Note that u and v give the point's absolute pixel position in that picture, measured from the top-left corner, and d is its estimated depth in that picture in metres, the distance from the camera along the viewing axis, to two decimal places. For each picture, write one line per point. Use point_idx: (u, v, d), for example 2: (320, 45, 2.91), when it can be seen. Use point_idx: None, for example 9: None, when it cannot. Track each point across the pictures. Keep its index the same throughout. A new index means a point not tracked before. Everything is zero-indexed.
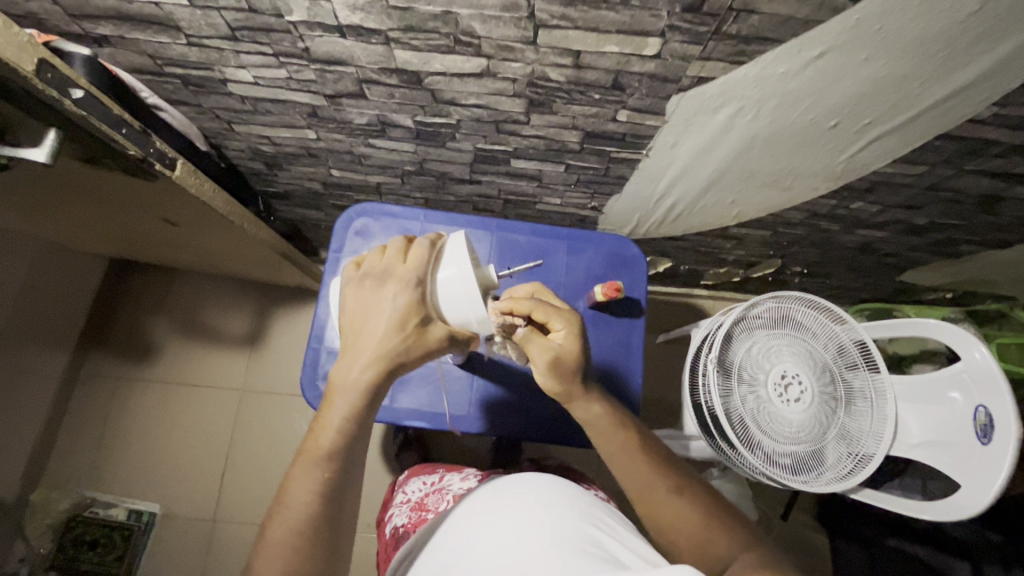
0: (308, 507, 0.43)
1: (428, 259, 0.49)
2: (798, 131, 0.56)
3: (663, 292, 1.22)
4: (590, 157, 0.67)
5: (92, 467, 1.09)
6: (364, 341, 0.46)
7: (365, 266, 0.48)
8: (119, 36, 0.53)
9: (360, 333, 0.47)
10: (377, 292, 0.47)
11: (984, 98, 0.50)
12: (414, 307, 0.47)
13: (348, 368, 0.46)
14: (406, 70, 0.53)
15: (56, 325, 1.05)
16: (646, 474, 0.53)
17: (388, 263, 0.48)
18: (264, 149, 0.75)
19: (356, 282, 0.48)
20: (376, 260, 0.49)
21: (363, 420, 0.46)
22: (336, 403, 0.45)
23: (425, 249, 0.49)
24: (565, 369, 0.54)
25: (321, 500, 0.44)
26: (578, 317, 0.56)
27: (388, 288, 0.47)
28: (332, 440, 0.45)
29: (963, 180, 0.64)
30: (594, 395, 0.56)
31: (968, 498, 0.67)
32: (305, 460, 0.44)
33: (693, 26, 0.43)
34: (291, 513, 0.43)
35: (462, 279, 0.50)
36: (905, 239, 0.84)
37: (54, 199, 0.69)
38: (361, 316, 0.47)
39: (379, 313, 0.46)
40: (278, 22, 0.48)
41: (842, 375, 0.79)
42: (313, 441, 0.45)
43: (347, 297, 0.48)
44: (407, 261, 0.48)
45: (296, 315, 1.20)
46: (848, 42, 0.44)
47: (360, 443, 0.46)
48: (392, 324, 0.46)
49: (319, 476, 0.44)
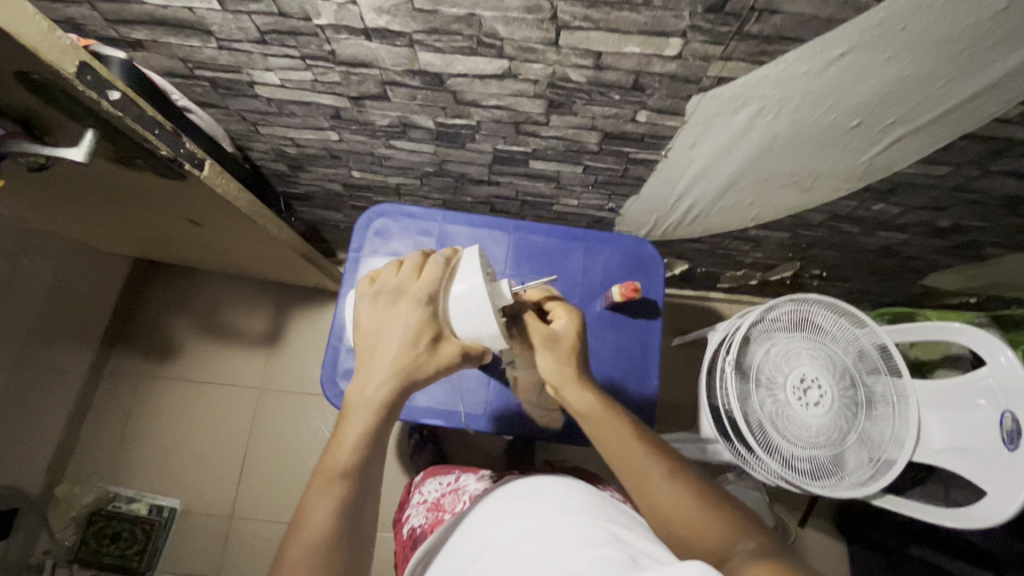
0: (325, 526, 0.43)
1: (441, 277, 0.50)
2: (821, 132, 0.56)
3: (678, 294, 1.21)
4: (608, 158, 0.68)
5: (115, 463, 1.12)
6: (379, 358, 0.47)
7: (380, 283, 0.50)
8: (153, 40, 0.55)
9: (375, 351, 0.48)
10: (391, 309, 0.49)
11: (1012, 97, 0.49)
12: (426, 324, 0.48)
13: (363, 385, 0.47)
14: (429, 72, 0.54)
15: (83, 323, 1.08)
16: (639, 459, 0.52)
17: (402, 280, 0.50)
18: (288, 151, 0.77)
19: (370, 298, 0.50)
20: (390, 277, 0.50)
21: (379, 436, 0.47)
22: (353, 419, 0.46)
23: (438, 266, 0.50)
24: (563, 349, 0.58)
25: (339, 518, 0.44)
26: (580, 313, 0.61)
27: (401, 305, 0.49)
28: (349, 456, 0.45)
29: (988, 181, 0.63)
30: (588, 383, 0.57)
31: (996, 505, 0.65)
32: (322, 478, 0.45)
33: (715, 26, 0.44)
34: (309, 532, 0.43)
35: (474, 293, 0.50)
36: (927, 241, 0.83)
37: (86, 199, 0.71)
38: (375, 334, 0.48)
39: (393, 330, 0.48)
40: (306, 26, 0.49)
41: (862, 379, 0.78)
42: (329, 459, 0.45)
43: (362, 314, 0.50)
44: (420, 279, 0.50)
45: (314, 315, 1.21)
46: (872, 41, 0.44)
47: (377, 460, 0.46)
48: (406, 341, 0.48)
49: (336, 493, 0.44)
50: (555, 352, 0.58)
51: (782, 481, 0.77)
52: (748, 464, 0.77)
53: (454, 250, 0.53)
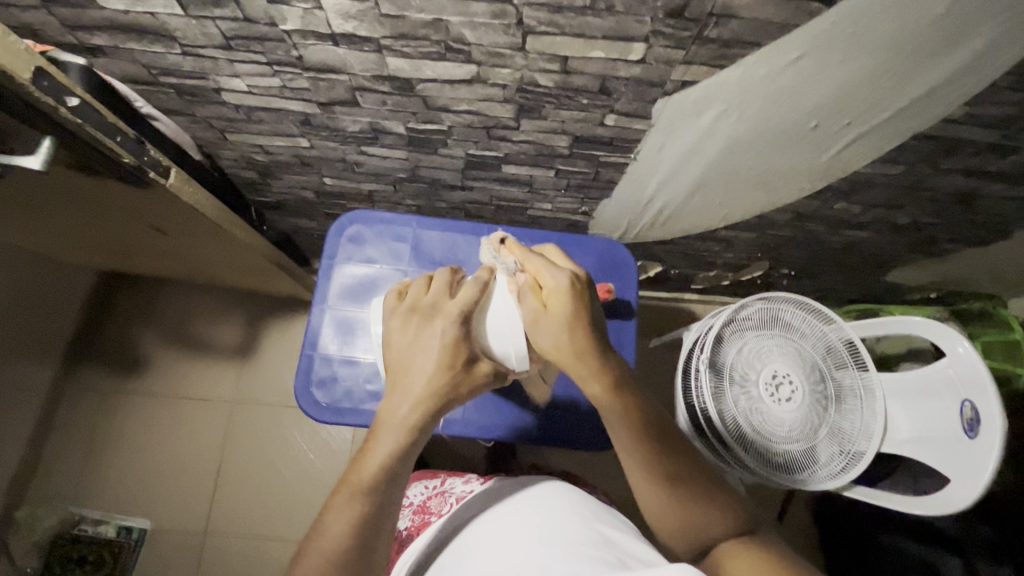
0: (342, 538, 0.43)
1: (477, 300, 0.52)
2: (781, 133, 0.58)
3: (653, 297, 1.23)
4: (579, 161, 0.69)
5: (80, 483, 1.08)
6: (413, 377, 0.48)
7: (413, 301, 0.51)
8: (114, 46, 0.54)
9: (409, 370, 0.48)
10: (425, 329, 0.50)
11: (958, 97, 0.52)
12: (461, 344, 0.49)
13: (397, 405, 0.47)
14: (398, 77, 0.54)
15: (44, 340, 1.04)
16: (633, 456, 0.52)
17: (436, 298, 0.51)
18: (258, 158, 0.76)
19: (403, 317, 0.51)
20: (423, 296, 0.52)
21: (407, 457, 0.47)
22: (386, 438, 0.47)
23: (476, 289, 0.52)
24: (548, 326, 0.51)
25: (356, 532, 0.44)
26: (574, 278, 0.52)
27: (436, 323, 0.50)
28: (376, 474, 0.45)
29: (942, 179, 0.66)
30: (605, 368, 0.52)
31: (958, 492, 0.67)
32: (347, 491, 0.45)
33: (675, 31, 0.45)
34: (325, 542, 0.43)
35: (511, 312, 0.54)
36: (888, 238, 0.86)
37: (46, 210, 0.69)
38: (409, 353, 0.49)
39: (428, 349, 0.49)
40: (272, 31, 0.49)
41: (831, 374, 0.80)
42: (355, 474, 0.46)
43: (395, 332, 0.51)
44: (454, 298, 0.51)
45: (288, 326, 1.19)
46: (825, 44, 0.46)
47: (403, 478, 0.47)
48: (442, 361, 0.48)
49: (359, 507, 0.44)
50: (541, 331, 0.52)
51: (756, 476, 0.78)
52: (722, 460, 0.79)
53: (489, 269, 0.56)
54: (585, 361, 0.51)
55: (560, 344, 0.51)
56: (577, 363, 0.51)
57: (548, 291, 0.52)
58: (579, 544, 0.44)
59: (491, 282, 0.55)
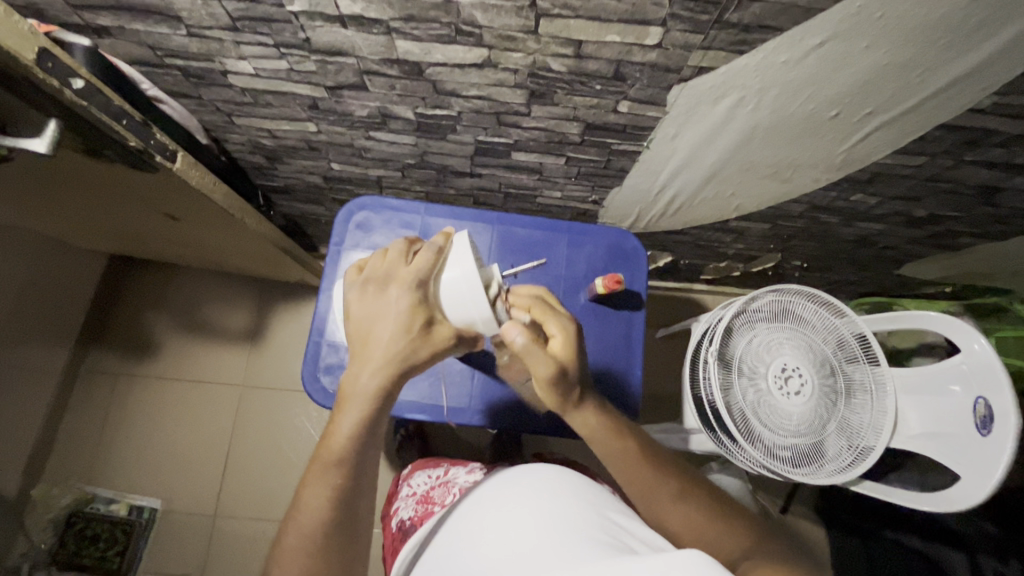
0: (321, 512, 0.45)
1: (431, 264, 0.52)
2: (799, 121, 0.56)
3: (662, 287, 1.22)
4: (590, 149, 0.67)
5: (93, 463, 1.09)
6: (371, 346, 0.48)
7: (368, 270, 0.51)
8: (120, 27, 0.53)
9: (367, 339, 0.48)
10: (379, 296, 0.50)
11: (986, 86, 0.50)
12: (418, 308, 0.49)
13: (357, 375, 0.48)
14: (407, 61, 0.53)
15: (56, 322, 1.05)
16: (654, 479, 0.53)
17: (391, 266, 0.52)
18: (265, 142, 0.75)
19: (359, 288, 0.51)
20: (379, 265, 0.52)
21: (375, 426, 0.47)
22: (348, 411, 0.47)
23: (429, 255, 0.52)
24: (563, 379, 0.52)
25: (334, 504, 0.45)
26: (575, 326, 0.55)
27: (390, 291, 0.50)
28: (343, 446, 0.46)
29: (963, 171, 0.64)
30: (589, 404, 0.54)
31: (970, 488, 0.66)
32: (318, 465, 0.46)
33: (694, 15, 0.43)
34: (304, 520, 0.44)
35: (468, 280, 0.52)
36: (904, 231, 0.84)
37: (54, 193, 0.69)
38: (366, 322, 0.49)
39: (384, 316, 0.49)
40: (279, 12, 0.48)
41: (842, 368, 0.79)
42: (325, 448, 0.46)
43: (353, 302, 0.51)
44: (409, 265, 0.51)
45: (295, 311, 1.20)
46: (850, 29, 0.44)
47: (372, 448, 0.47)
48: (399, 326, 0.48)
49: (331, 481, 0.45)
50: (557, 385, 0.52)
51: (764, 470, 0.77)
52: (729, 452, 0.78)
53: (445, 235, 0.55)
54: (581, 406, 0.54)
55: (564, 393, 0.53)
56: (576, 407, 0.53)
57: (555, 340, 0.54)
58: (580, 536, 0.43)
59: (447, 249, 0.54)
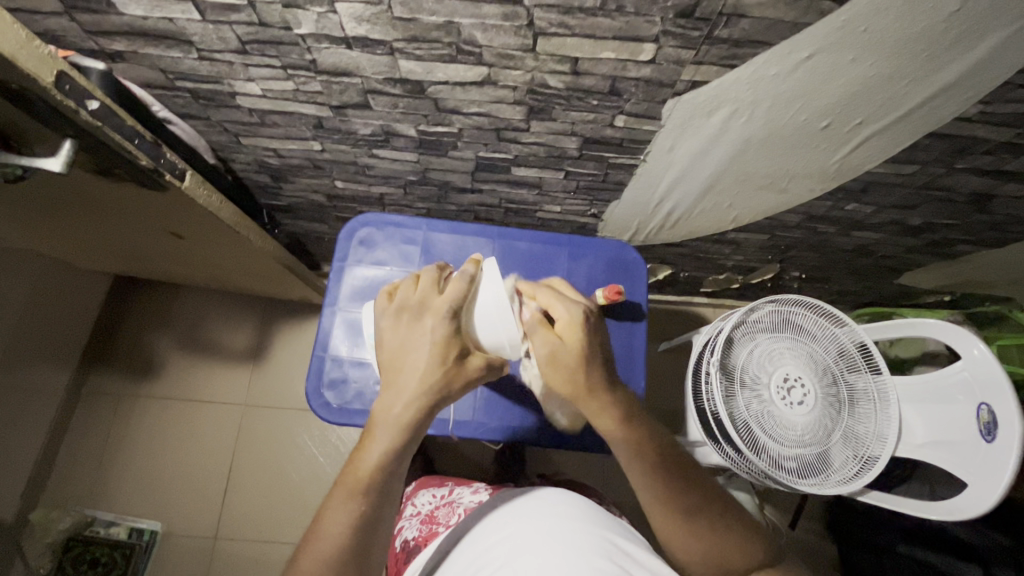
0: (340, 539, 0.45)
1: (465, 293, 0.52)
2: (792, 132, 0.58)
3: (662, 300, 1.23)
4: (589, 163, 0.69)
5: (93, 485, 1.09)
6: (405, 377, 0.49)
7: (400, 299, 0.52)
8: (133, 51, 0.55)
9: (401, 369, 0.49)
10: (414, 326, 0.51)
11: (971, 96, 0.51)
12: (451, 339, 0.50)
13: (390, 405, 0.48)
14: (410, 80, 0.55)
15: (60, 342, 1.05)
16: (662, 508, 0.53)
17: (424, 295, 0.52)
18: (271, 162, 0.77)
19: (392, 317, 0.51)
20: (411, 292, 0.52)
21: (402, 455, 0.49)
22: (378, 438, 0.48)
23: (463, 284, 0.52)
24: (564, 360, 0.53)
25: (354, 532, 0.46)
26: (583, 308, 0.56)
27: (424, 320, 0.51)
28: (370, 474, 0.47)
29: (954, 179, 0.66)
30: (607, 399, 0.53)
31: (978, 496, 0.66)
32: (343, 490, 0.47)
33: (686, 31, 0.45)
34: (322, 544, 0.45)
35: (498, 305, 0.54)
36: (900, 240, 0.85)
37: (63, 214, 0.70)
38: (399, 351, 0.50)
39: (418, 347, 0.49)
40: (287, 35, 0.50)
41: (843, 377, 0.79)
42: (350, 475, 0.47)
43: (385, 331, 0.51)
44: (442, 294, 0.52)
45: (298, 328, 1.20)
46: (836, 43, 0.46)
47: (399, 476, 0.48)
48: (433, 358, 0.49)
49: (355, 508, 0.46)
50: (556, 365, 0.54)
51: (769, 481, 0.77)
52: (733, 464, 0.77)
53: (475, 261, 0.55)
54: (597, 399, 0.53)
55: (570, 380, 0.53)
56: (589, 396, 0.53)
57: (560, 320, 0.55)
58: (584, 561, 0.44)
59: (479, 275, 0.55)
